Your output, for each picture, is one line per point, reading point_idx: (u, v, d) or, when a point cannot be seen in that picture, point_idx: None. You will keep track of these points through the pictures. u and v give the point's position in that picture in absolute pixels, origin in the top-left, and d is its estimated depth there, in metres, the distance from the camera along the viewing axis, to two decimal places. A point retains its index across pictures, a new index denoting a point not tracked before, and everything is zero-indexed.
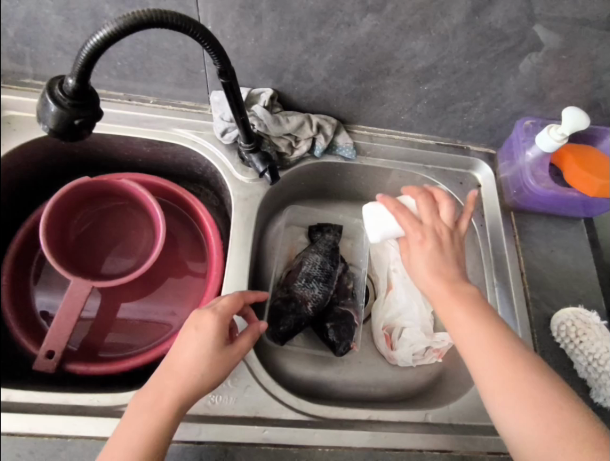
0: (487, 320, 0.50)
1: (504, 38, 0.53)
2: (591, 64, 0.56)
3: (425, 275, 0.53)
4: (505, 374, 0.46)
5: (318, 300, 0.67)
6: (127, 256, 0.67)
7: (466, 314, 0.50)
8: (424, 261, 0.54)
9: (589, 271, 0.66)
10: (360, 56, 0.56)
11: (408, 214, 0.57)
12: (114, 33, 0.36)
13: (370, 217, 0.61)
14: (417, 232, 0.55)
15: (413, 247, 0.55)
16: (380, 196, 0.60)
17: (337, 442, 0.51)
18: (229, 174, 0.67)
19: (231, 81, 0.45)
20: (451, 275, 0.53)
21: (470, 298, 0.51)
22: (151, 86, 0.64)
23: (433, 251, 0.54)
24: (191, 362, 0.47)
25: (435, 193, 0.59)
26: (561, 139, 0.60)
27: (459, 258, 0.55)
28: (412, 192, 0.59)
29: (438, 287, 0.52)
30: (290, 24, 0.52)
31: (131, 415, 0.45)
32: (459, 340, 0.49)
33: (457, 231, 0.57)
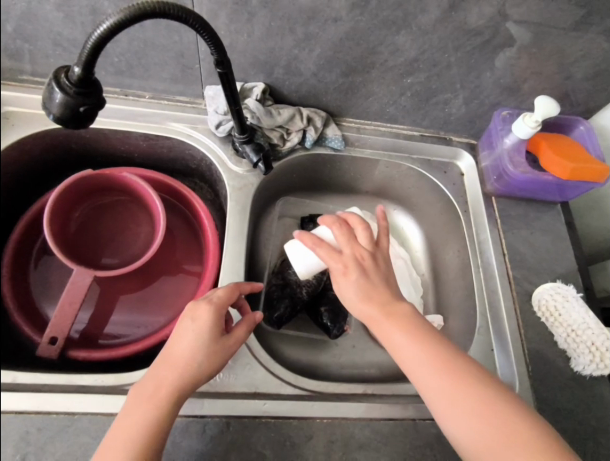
0: (425, 335, 0.52)
1: (479, 32, 0.57)
2: (560, 56, 0.60)
3: (357, 303, 0.55)
4: (450, 386, 0.49)
5: (312, 286, 0.68)
6: (125, 249, 0.69)
7: (404, 335, 0.52)
8: (353, 291, 0.55)
9: (567, 250, 0.70)
10: (346, 50, 0.60)
11: (326, 245, 0.59)
12: (119, 23, 0.38)
13: (294, 252, 0.64)
14: (339, 263, 0.57)
15: (338, 278, 0.57)
16: (297, 233, 0.61)
17: (334, 413, 0.54)
18: (224, 166, 0.70)
19: (227, 71, 0.48)
20: (383, 299, 0.55)
21: (405, 319, 0.53)
22: (147, 82, 0.67)
23: (358, 278, 0.56)
24: (188, 351, 0.49)
25: (349, 220, 0.62)
26: (535, 126, 0.64)
27: (386, 277, 0.57)
28: (326, 222, 0.61)
29: (373, 313, 0.54)
30: (280, 20, 0.55)
31: (131, 407, 0.46)
32: (402, 360, 0.52)
33: (377, 252, 0.59)
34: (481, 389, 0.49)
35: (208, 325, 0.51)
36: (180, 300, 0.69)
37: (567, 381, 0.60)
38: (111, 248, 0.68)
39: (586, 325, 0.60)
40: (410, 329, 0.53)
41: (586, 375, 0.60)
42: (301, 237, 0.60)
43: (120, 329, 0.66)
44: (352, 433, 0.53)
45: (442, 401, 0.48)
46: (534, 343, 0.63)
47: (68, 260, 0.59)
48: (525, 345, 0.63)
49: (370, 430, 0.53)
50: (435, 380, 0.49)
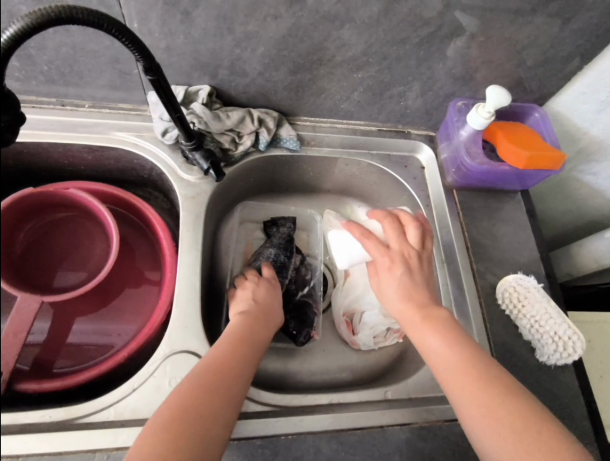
0: (463, 341, 0.52)
1: (425, 22, 0.55)
2: (509, 44, 0.59)
3: (396, 300, 0.58)
4: (481, 392, 0.48)
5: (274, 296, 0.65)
6: (81, 268, 0.61)
7: (438, 338, 0.53)
8: (395, 285, 0.58)
9: (528, 239, 0.70)
10: (291, 47, 0.57)
11: (375, 239, 0.63)
12: (22, 31, 0.35)
13: (336, 243, 0.69)
14: (385, 258, 0.60)
15: (382, 272, 0.60)
16: (346, 223, 0.67)
17: (299, 428, 0.52)
18: (174, 174, 0.66)
19: (158, 76, 0.45)
20: (421, 299, 0.57)
21: (444, 323, 0.54)
22: (85, 90, 0.62)
23: (402, 275, 0.59)
24: (222, 364, 0.49)
25: (401, 217, 0.64)
26: (489, 117, 0.63)
27: (428, 278, 0.60)
28: (377, 217, 0.64)
29: (409, 312, 0.56)
30: (217, 19, 0.52)
31: (168, 407, 0.45)
32: (433, 362, 0.52)
33: (423, 254, 0.61)
34: (514, 400, 0.47)
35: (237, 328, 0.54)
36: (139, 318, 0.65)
37: (533, 371, 0.60)
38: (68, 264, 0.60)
39: (548, 316, 0.59)
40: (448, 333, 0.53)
41: (550, 364, 0.60)
42: (348, 227, 0.65)
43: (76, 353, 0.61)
44: (319, 447, 0.51)
45: (469, 405, 0.48)
46: (500, 336, 0.62)
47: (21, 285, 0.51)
48: (491, 338, 0.62)
49: (336, 442, 0.52)
50: (464, 387, 0.49)
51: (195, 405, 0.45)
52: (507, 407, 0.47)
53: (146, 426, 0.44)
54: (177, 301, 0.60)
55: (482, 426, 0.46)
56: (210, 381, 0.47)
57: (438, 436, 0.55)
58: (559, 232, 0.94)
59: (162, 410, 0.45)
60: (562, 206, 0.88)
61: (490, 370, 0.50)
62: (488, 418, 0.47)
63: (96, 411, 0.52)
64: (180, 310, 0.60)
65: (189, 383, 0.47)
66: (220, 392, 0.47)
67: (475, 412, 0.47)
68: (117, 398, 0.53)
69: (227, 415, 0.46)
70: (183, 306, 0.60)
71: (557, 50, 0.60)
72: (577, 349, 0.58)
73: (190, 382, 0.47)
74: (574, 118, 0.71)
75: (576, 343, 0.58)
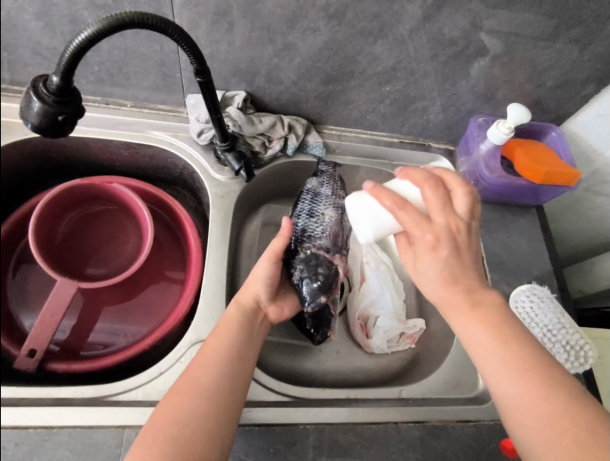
0: (506, 331, 0.49)
1: (453, 42, 0.59)
2: (530, 66, 0.63)
3: (437, 282, 0.52)
4: (534, 390, 0.46)
5: (334, 253, 0.65)
6: (111, 261, 0.67)
7: (482, 328, 0.50)
8: (436, 268, 0.52)
9: (542, 253, 0.72)
10: (325, 60, 0.61)
11: (411, 210, 0.53)
12: (96, 33, 0.38)
13: (356, 210, 0.56)
14: (428, 234, 0.52)
15: (424, 253, 0.52)
16: (370, 187, 0.56)
17: (317, 418, 0.55)
18: (206, 174, 0.70)
19: (207, 79, 0.49)
20: (467, 281, 0.52)
21: (487, 309, 0.51)
22: (129, 90, 0.67)
23: (449, 256, 0.51)
24: (225, 351, 0.52)
25: (447, 180, 0.56)
26: (508, 132, 0.66)
27: (475, 253, 0.53)
28: (415, 181, 0.55)
29: (451, 296, 0.51)
30: (260, 30, 0.56)
31: (180, 395, 0.47)
32: (474, 352, 0.50)
33: (471, 223, 0.54)
34: (568, 400, 0.45)
35: (238, 321, 0.55)
36: (164, 307, 0.67)
37: None
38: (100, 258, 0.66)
39: (560, 325, 0.62)
40: (494, 324, 0.50)
41: None
42: (376, 193, 0.55)
43: (104, 338, 0.63)
44: (336, 439, 0.53)
45: (518, 404, 0.46)
46: None
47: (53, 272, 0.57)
48: None
49: (353, 435, 0.53)
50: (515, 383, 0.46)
51: (203, 384, 0.48)
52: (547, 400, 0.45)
53: (161, 404, 0.47)
54: (204, 292, 0.63)
55: (534, 427, 0.44)
56: (215, 364, 0.50)
57: (451, 436, 0.56)
58: (570, 251, 0.96)
59: (172, 390, 0.48)
60: (575, 226, 0.90)
61: (539, 368, 0.47)
62: (527, 409, 0.45)
63: (125, 390, 0.54)
64: (207, 302, 0.62)
65: (196, 365, 0.50)
66: (225, 373, 0.50)
67: (525, 411, 0.45)
68: (145, 380, 0.56)
69: (235, 395, 0.49)
70: (210, 298, 0.63)
71: (575, 73, 0.64)
72: (589, 360, 0.61)
73: (196, 364, 0.50)
74: (590, 139, 0.74)
75: (589, 352, 0.61)
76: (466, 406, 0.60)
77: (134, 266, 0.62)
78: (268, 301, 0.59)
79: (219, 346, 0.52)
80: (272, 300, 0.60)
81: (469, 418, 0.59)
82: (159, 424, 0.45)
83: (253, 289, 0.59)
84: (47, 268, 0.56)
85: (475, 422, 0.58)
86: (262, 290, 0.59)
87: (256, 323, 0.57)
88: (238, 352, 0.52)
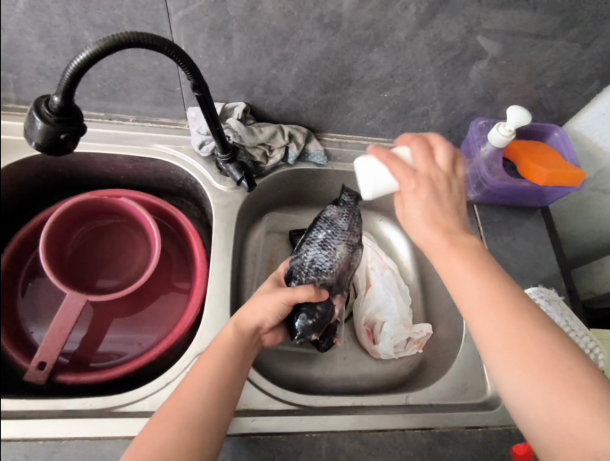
0: (491, 273, 0.49)
1: (449, 46, 0.59)
2: (528, 67, 0.63)
3: (422, 224, 0.52)
4: (504, 323, 0.46)
5: (335, 294, 0.64)
6: (119, 274, 0.68)
7: (468, 269, 0.49)
8: (421, 210, 0.52)
9: (549, 255, 0.71)
10: (322, 69, 0.61)
11: (400, 162, 0.54)
12: (94, 53, 0.39)
13: (364, 169, 0.56)
14: (411, 181, 0.53)
15: (406, 196, 0.53)
16: (370, 147, 0.57)
17: (322, 427, 0.54)
18: (209, 184, 0.71)
19: (204, 94, 0.50)
20: (448, 226, 0.51)
21: (470, 250, 0.50)
22: (131, 105, 0.68)
23: (429, 199, 0.52)
24: (213, 376, 0.50)
25: (430, 138, 0.57)
26: (508, 134, 0.66)
27: (458, 207, 0.54)
28: (406, 141, 0.57)
29: (436, 238, 0.51)
30: (257, 43, 0.57)
31: (163, 423, 0.46)
32: (458, 293, 0.49)
33: (454, 178, 0.55)
34: (539, 334, 0.45)
35: (231, 342, 0.53)
36: (171, 316, 0.68)
37: None
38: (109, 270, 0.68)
39: (568, 328, 0.61)
40: (473, 260, 0.49)
41: None
42: (376, 152, 0.56)
43: (112, 348, 0.64)
44: (342, 446, 0.53)
45: (491, 337, 0.46)
46: None
47: (64, 287, 0.59)
48: None
49: (359, 442, 0.53)
50: (488, 317, 0.46)
51: (191, 411, 0.47)
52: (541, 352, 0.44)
53: (147, 428, 0.47)
54: (208, 301, 0.63)
55: (513, 366, 0.44)
56: (203, 389, 0.49)
57: (459, 442, 0.55)
58: (581, 251, 0.94)
59: (160, 414, 0.47)
60: (584, 225, 0.89)
61: (512, 300, 0.47)
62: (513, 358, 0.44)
63: (132, 401, 0.55)
64: (211, 312, 0.63)
65: (183, 390, 0.49)
66: (211, 398, 0.48)
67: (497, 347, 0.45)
68: (151, 391, 0.56)
69: (219, 421, 0.48)
70: (214, 308, 0.63)
71: (576, 73, 0.63)
72: (598, 363, 0.60)
73: (184, 388, 0.49)
74: (595, 137, 0.73)
75: (598, 355, 0.60)
76: (475, 412, 0.59)
77: (140, 280, 0.63)
78: (267, 328, 0.57)
79: (208, 370, 0.50)
80: (270, 329, 0.59)
81: (478, 424, 0.58)
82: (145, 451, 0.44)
83: (258, 315, 0.55)
84: (56, 282, 0.57)
85: (483, 428, 0.57)
86: (264, 319, 0.56)
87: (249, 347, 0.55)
88: (229, 378, 0.51)
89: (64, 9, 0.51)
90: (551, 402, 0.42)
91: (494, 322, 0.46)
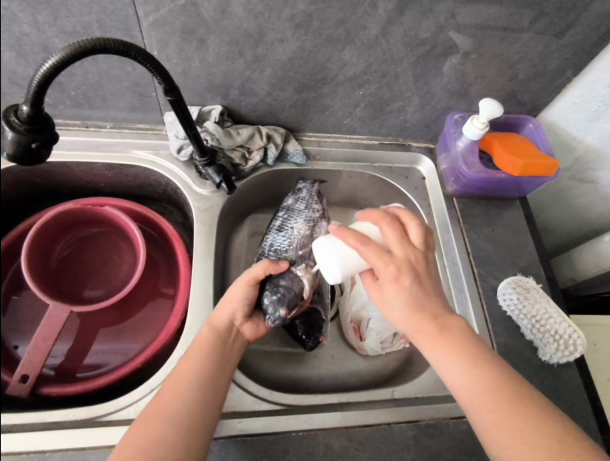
0: (482, 360, 0.51)
1: (421, 43, 0.60)
2: (498, 61, 0.64)
3: (403, 311, 0.51)
4: (498, 409, 0.48)
5: (298, 265, 0.62)
6: (105, 284, 0.67)
7: (454, 357, 0.51)
8: (401, 298, 0.51)
9: (528, 244, 0.73)
10: (297, 69, 0.62)
11: (374, 244, 0.52)
12: (62, 60, 0.39)
13: (323, 253, 0.55)
14: (391, 266, 0.51)
15: (387, 283, 0.52)
16: (334, 229, 0.55)
17: (309, 425, 0.54)
18: (189, 188, 0.71)
19: (177, 97, 0.50)
20: (431, 312, 0.52)
21: (460, 337, 0.52)
22: (106, 112, 0.68)
23: (411, 285, 0.51)
24: (196, 373, 0.51)
25: (400, 216, 0.57)
26: (483, 127, 0.67)
27: (436, 287, 0.54)
28: (375, 218, 0.55)
29: (421, 325, 0.51)
30: (229, 45, 0.57)
31: (148, 423, 0.47)
32: (448, 381, 0.51)
33: (428, 253, 0.55)
34: (529, 413, 0.48)
35: (211, 339, 0.55)
36: (157, 323, 0.67)
37: (537, 370, 0.62)
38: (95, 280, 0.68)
39: (548, 315, 0.62)
40: (463, 350, 0.51)
41: (553, 363, 0.62)
42: (341, 234, 0.54)
43: (98, 358, 0.64)
44: (330, 444, 0.53)
45: (487, 425, 0.47)
46: (502, 337, 0.64)
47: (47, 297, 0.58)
48: (495, 340, 0.64)
49: (346, 439, 0.54)
50: (485, 407, 0.48)
51: (169, 416, 0.47)
52: (534, 438, 0.46)
53: (126, 436, 0.46)
54: (192, 305, 0.63)
55: (510, 452, 0.46)
56: (182, 391, 0.49)
57: (444, 433, 0.56)
58: (562, 239, 0.96)
59: (139, 420, 0.48)
60: (563, 214, 0.90)
61: (501, 386, 0.49)
62: (507, 445, 0.46)
63: (117, 410, 0.55)
64: (195, 315, 0.63)
65: (166, 389, 0.50)
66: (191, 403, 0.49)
67: (502, 440, 0.46)
68: (136, 398, 0.56)
69: (205, 419, 0.49)
70: (198, 310, 0.63)
71: (545, 65, 0.65)
72: (578, 348, 0.61)
73: (168, 389, 0.50)
74: (568, 127, 0.75)
75: (577, 340, 0.61)
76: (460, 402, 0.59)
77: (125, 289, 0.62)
78: (243, 318, 0.58)
79: (191, 368, 0.52)
80: (247, 318, 0.58)
81: (463, 414, 0.59)
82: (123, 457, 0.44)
83: (226, 308, 0.57)
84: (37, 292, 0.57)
85: None
86: (234, 309, 0.57)
87: (228, 344, 0.56)
88: (212, 374, 0.52)
89: (32, 18, 0.51)
90: None
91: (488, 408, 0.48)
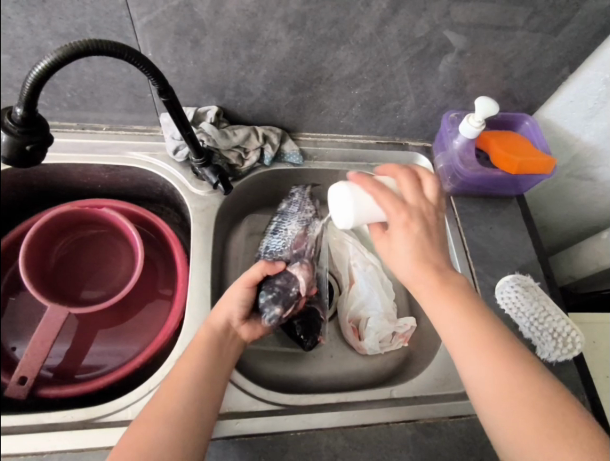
0: (479, 319, 0.51)
1: (415, 42, 0.60)
2: (493, 59, 0.64)
3: (410, 259, 0.54)
4: (493, 366, 0.48)
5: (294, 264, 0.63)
6: (102, 285, 0.68)
7: (452, 311, 0.52)
8: (409, 246, 0.55)
9: (526, 242, 0.72)
10: (291, 69, 0.62)
11: (390, 193, 0.56)
12: (54, 62, 0.39)
13: (339, 196, 0.57)
14: (402, 213, 0.55)
15: (396, 230, 0.55)
16: (353, 176, 0.58)
17: (307, 425, 0.54)
18: (186, 189, 0.71)
19: (172, 98, 0.50)
20: (435, 262, 0.55)
21: (460, 290, 0.53)
22: (102, 113, 0.68)
23: (420, 232, 0.55)
24: (193, 373, 0.51)
25: (418, 172, 0.61)
26: (479, 125, 0.66)
27: (442, 243, 0.57)
28: (392, 171, 0.60)
29: (423, 274, 0.54)
30: (224, 46, 0.57)
31: (145, 424, 0.47)
32: (446, 336, 0.52)
33: (439, 211, 0.59)
34: (521, 377, 0.48)
35: (207, 337, 0.55)
36: (155, 324, 0.67)
37: None
38: (94, 281, 0.68)
39: (546, 313, 0.62)
40: (460, 300, 0.53)
41: (552, 362, 0.62)
42: (359, 180, 0.57)
43: (97, 359, 0.64)
44: (328, 444, 0.53)
45: (482, 379, 0.48)
46: None
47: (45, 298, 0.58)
48: None
49: (344, 438, 0.54)
50: (479, 362, 0.49)
51: (169, 412, 0.48)
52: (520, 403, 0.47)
53: (126, 435, 0.47)
54: (189, 306, 0.63)
55: (501, 409, 0.47)
56: (179, 392, 0.49)
57: (443, 432, 0.56)
58: (561, 237, 0.95)
59: (138, 421, 0.48)
60: (562, 212, 0.90)
61: (497, 343, 0.50)
62: (499, 404, 0.47)
63: (113, 411, 0.54)
64: (192, 316, 0.63)
65: (162, 392, 0.50)
66: (190, 399, 0.49)
67: (493, 399, 0.48)
68: (133, 400, 0.55)
69: (203, 418, 0.49)
70: (194, 312, 0.63)
71: (541, 62, 0.65)
72: (576, 345, 0.61)
73: (165, 390, 0.50)
74: (565, 125, 0.75)
75: (575, 338, 0.61)
76: (457, 401, 0.59)
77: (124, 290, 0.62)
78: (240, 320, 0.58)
79: (187, 370, 0.51)
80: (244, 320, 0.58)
81: (461, 413, 0.58)
82: (123, 459, 0.44)
83: (223, 309, 0.57)
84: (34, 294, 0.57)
85: (467, 416, 0.58)
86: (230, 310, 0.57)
87: (225, 343, 0.56)
88: (207, 372, 0.52)
89: (26, 20, 0.50)
90: (536, 449, 0.44)
91: (481, 367, 0.49)
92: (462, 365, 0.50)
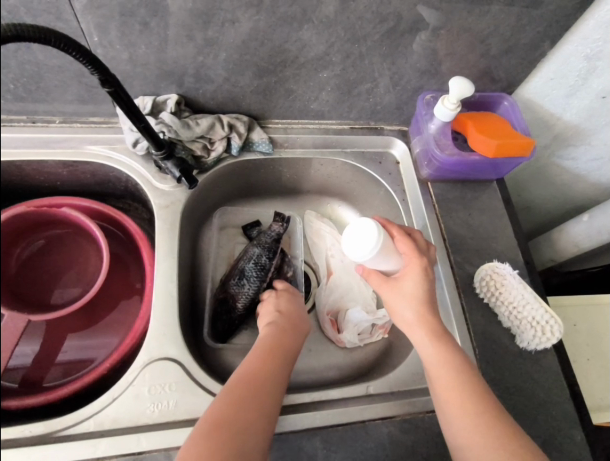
0: (469, 370, 0.52)
1: (383, 19, 0.56)
2: (467, 36, 0.60)
3: (410, 300, 0.56)
4: (481, 410, 0.49)
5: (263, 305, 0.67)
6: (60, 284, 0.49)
7: (442, 360, 0.52)
8: (413, 290, 0.56)
9: (505, 228, 0.70)
10: (253, 52, 0.58)
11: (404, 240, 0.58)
12: None
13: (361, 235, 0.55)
14: (415, 261, 0.57)
15: (407, 276, 0.57)
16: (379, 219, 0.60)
17: (279, 428, 0.53)
18: (149, 184, 0.68)
19: (116, 87, 0.46)
20: (429, 312, 0.55)
21: (450, 342, 0.54)
22: (53, 104, 0.63)
23: (424, 282, 0.57)
24: (264, 372, 0.50)
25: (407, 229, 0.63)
26: (454, 107, 0.63)
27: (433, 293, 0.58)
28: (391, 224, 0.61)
29: (418, 319, 0.55)
30: (176, 28, 0.53)
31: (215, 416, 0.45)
32: (434, 381, 0.52)
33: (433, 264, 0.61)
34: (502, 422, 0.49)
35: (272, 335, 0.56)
36: None
37: (514, 358, 0.61)
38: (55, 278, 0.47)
39: (525, 301, 0.60)
40: (447, 348, 0.53)
41: (531, 350, 0.61)
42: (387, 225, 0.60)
43: None
44: (302, 446, 0.52)
45: (460, 425, 0.49)
46: (479, 325, 0.63)
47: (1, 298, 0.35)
48: (471, 328, 0.62)
49: (319, 440, 0.52)
50: (460, 410, 0.49)
51: (238, 412, 0.45)
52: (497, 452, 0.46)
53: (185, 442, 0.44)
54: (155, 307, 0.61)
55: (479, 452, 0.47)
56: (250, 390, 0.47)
57: (420, 427, 0.55)
58: (543, 218, 0.94)
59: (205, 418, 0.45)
60: (543, 192, 0.88)
61: (481, 393, 0.51)
62: (483, 449, 0.47)
63: (76, 423, 0.52)
64: (160, 320, 0.61)
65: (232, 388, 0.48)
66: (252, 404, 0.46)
67: (474, 448, 0.47)
68: (96, 410, 0.53)
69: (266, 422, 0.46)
70: (162, 315, 0.61)
71: (518, 38, 0.61)
72: (556, 333, 0.59)
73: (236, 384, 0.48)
74: (545, 103, 0.72)
75: (554, 326, 0.59)
76: None
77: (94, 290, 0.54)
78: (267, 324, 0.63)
79: (258, 369, 0.50)
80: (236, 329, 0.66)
81: None
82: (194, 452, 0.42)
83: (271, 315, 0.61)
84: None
85: None
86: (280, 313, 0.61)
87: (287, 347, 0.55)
88: (274, 372, 0.50)
89: None
90: None
91: (464, 420, 0.49)
92: (445, 419, 0.50)
